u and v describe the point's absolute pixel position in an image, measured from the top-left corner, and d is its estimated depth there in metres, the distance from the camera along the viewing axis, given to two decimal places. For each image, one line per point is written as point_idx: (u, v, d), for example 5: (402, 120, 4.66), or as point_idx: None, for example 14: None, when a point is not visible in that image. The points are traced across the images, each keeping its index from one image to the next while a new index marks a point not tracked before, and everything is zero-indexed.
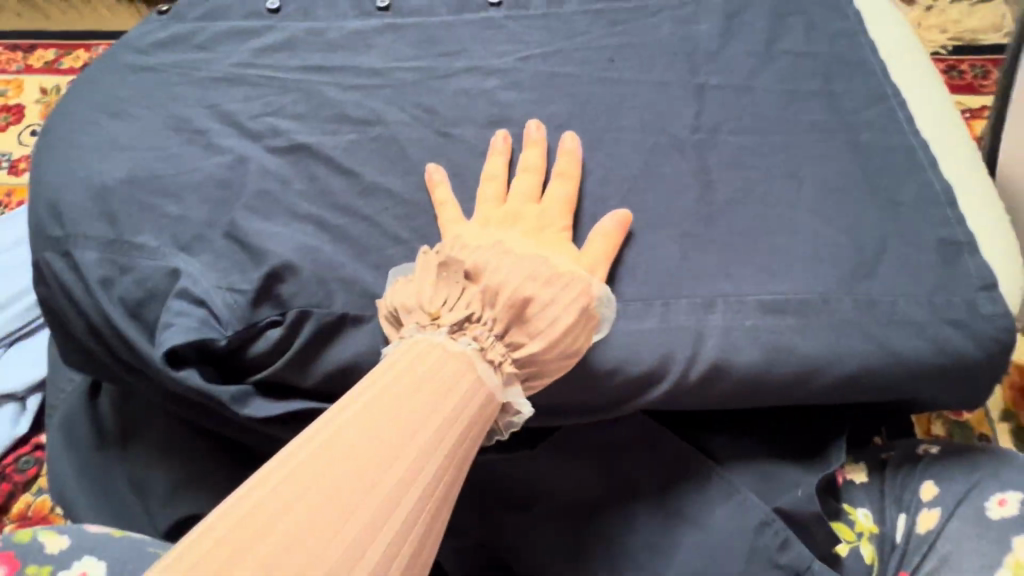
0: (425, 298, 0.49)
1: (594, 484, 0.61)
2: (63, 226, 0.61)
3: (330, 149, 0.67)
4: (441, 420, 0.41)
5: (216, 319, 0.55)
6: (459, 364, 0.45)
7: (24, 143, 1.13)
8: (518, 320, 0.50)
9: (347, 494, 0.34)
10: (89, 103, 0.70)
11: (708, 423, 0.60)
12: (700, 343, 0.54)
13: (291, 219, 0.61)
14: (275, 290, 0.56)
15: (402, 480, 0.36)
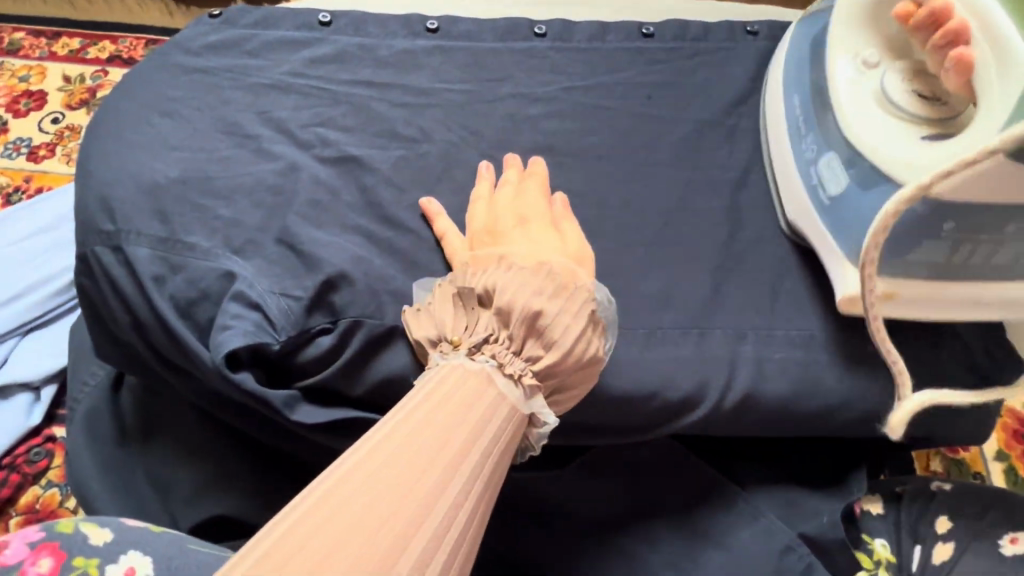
0: (445, 327, 0.49)
1: (618, 504, 0.63)
2: (115, 221, 0.61)
3: (379, 163, 0.69)
4: (468, 429, 0.39)
5: (270, 324, 0.56)
6: (482, 380, 0.43)
7: (45, 131, 1.12)
8: (534, 333, 0.48)
9: (377, 507, 0.31)
10: (138, 99, 0.70)
11: (734, 453, 0.64)
12: (736, 373, 0.57)
13: (341, 230, 0.63)
14: (329, 298, 0.57)
15: (433, 491, 0.34)
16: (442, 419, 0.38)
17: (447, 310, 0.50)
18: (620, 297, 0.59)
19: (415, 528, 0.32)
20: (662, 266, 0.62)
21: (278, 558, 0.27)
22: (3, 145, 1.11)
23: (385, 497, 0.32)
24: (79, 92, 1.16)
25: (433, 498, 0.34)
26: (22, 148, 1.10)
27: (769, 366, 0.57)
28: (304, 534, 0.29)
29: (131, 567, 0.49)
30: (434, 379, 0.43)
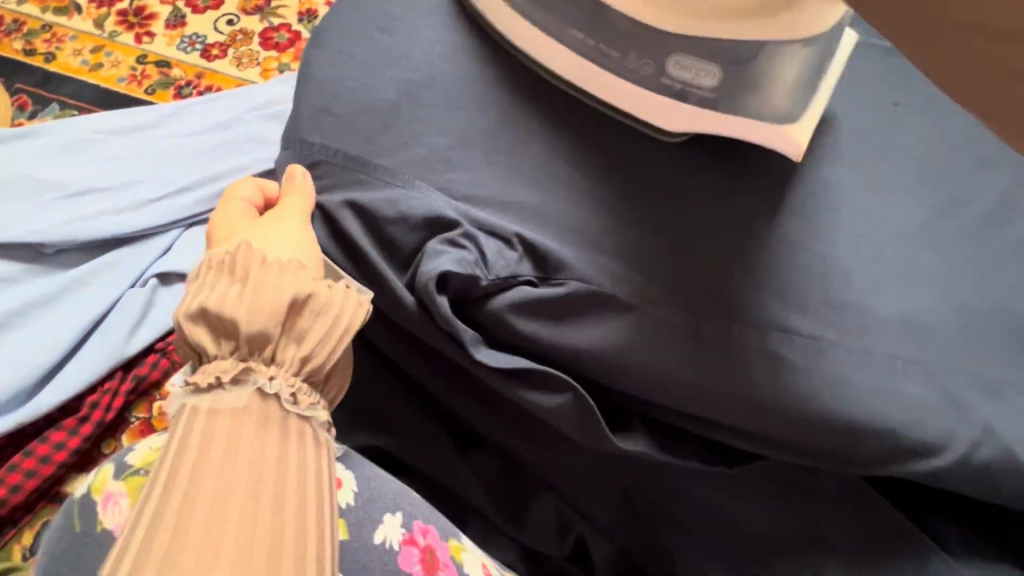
0: (204, 335, 0.45)
1: (793, 526, 0.58)
2: (337, 137, 0.60)
3: (598, 119, 0.61)
4: (273, 472, 0.40)
5: (483, 262, 0.54)
6: (258, 411, 0.43)
7: (220, 31, 1.13)
8: (257, 340, 0.45)
9: (227, 546, 0.36)
10: (363, 11, 0.67)
11: (931, 507, 0.58)
12: (982, 425, 0.51)
13: (557, 186, 0.58)
14: (543, 253, 0.55)
15: (255, 536, 0.37)
16: (239, 460, 0.40)
17: (203, 331, 0.45)
18: (860, 315, 0.53)
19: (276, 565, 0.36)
20: (908, 293, 0.55)
21: None
22: (180, 38, 1.12)
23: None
24: None
25: (272, 549, 0.37)
26: (197, 43, 1.11)
27: (1021, 426, 0.51)
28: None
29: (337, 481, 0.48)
30: (215, 420, 0.42)
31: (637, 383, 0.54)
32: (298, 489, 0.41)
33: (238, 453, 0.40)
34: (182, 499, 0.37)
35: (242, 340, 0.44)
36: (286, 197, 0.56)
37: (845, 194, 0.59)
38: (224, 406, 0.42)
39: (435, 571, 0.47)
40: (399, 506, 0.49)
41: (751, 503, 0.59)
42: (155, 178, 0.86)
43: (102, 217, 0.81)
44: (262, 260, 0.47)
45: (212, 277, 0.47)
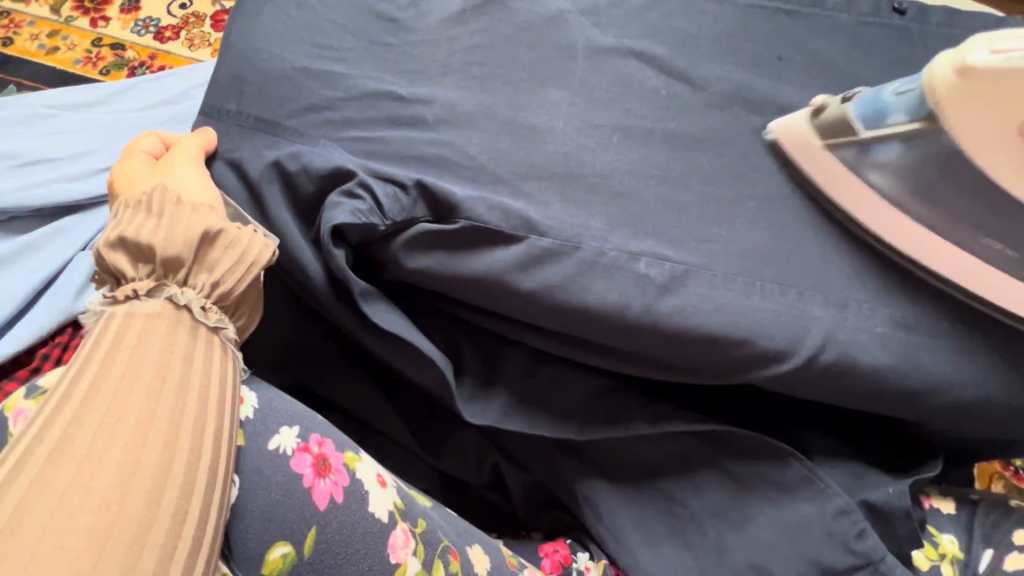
0: (122, 259, 0.49)
1: (681, 444, 0.64)
2: (249, 101, 0.65)
3: (495, 83, 0.67)
4: (181, 369, 0.45)
5: (378, 208, 0.57)
6: (171, 320, 0.47)
7: (173, 14, 1.17)
8: (170, 261, 0.48)
9: (130, 430, 0.40)
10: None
11: (802, 418, 0.65)
12: (831, 338, 0.56)
13: (452, 137, 0.63)
14: (437, 195, 0.58)
15: (157, 418, 0.41)
16: (150, 354, 0.44)
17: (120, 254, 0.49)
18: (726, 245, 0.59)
19: (173, 453, 0.41)
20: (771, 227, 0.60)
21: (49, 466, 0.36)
22: (134, 22, 1.16)
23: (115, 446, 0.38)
24: None
25: (172, 429, 0.42)
26: (151, 27, 1.16)
27: (871, 336, 0.57)
28: (87, 479, 0.37)
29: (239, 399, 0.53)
30: (131, 322, 0.46)
31: (526, 315, 0.58)
32: (201, 394, 0.45)
33: (148, 353, 0.44)
34: (93, 385, 0.41)
35: (157, 262, 0.48)
36: (183, 144, 0.61)
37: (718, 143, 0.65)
38: (136, 313, 0.46)
39: (326, 474, 0.50)
40: (296, 422, 0.53)
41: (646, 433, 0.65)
42: (102, 149, 0.90)
43: (50, 185, 0.85)
44: (176, 200, 0.52)
45: (129, 213, 0.51)
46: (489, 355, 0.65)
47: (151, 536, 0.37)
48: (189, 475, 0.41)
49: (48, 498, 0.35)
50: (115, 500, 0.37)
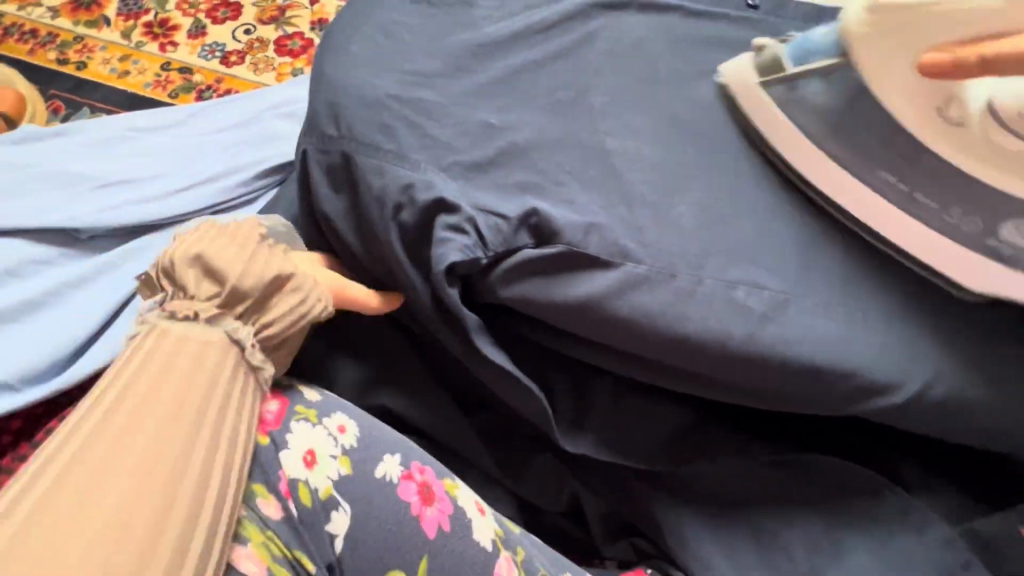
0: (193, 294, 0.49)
1: (770, 471, 0.63)
2: (340, 126, 0.64)
3: (583, 110, 0.68)
4: (196, 405, 0.44)
5: (478, 240, 0.57)
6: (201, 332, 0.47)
7: (238, 40, 1.20)
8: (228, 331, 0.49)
9: (148, 429, 0.41)
10: (365, 12, 0.73)
11: (893, 445, 0.65)
12: (933, 368, 0.56)
13: (547, 166, 0.64)
14: (538, 223, 0.58)
15: (169, 463, 0.41)
16: (164, 388, 0.43)
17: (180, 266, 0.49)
18: (828, 274, 0.59)
19: (182, 473, 0.41)
20: (868, 254, 0.61)
21: (59, 487, 0.37)
22: (201, 47, 1.20)
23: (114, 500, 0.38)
24: (271, 10, 1.23)
25: (180, 465, 0.42)
26: (217, 52, 1.19)
27: (975, 367, 0.57)
28: (57, 495, 0.37)
29: (342, 425, 0.52)
30: (183, 342, 0.46)
31: (619, 346, 0.58)
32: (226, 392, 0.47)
33: (175, 363, 0.45)
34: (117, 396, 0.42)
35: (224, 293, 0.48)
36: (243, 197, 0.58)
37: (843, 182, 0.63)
38: (189, 336, 0.47)
39: (432, 502, 0.50)
40: (397, 449, 0.52)
41: (730, 461, 0.64)
42: (183, 171, 0.91)
43: (131, 205, 0.85)
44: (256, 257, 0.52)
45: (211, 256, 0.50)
46: (576, 377, 0.66)
47: (129, 539, 0.37)
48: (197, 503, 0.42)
49: (64, 510, 0.36)
50: (116, 526, 0.37)
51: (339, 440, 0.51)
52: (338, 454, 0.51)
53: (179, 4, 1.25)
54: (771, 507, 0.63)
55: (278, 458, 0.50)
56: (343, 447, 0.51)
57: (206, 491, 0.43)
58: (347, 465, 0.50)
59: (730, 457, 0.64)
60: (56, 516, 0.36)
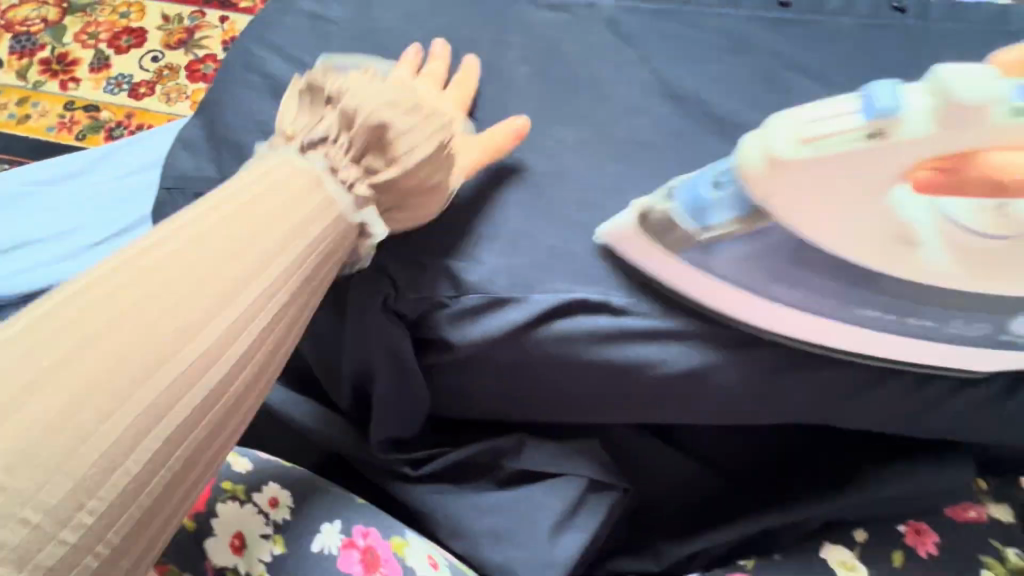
0: (291, 117, 0.52)
1: (708, 485, 0.69)
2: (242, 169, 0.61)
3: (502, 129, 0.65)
4: (275, 245, 0.44)
5: (428, 488, 0.63)
6: (301, 182, 0.47)
7: (146, 68, 1.13)
8: (376, 146, 0.49)
9: (202, 245, 0.41)
10: (258, 50, 0.68)
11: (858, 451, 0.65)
12: (874, 368, 0.55)
13: (466, 193, 0.61)
14: (471, 299, 0.56)
15: (236, 296, 0.41)
16: (242, 233, 0.43)
17: (298, 111, 0.52)
18: None
19: (192, 334, 0.39)
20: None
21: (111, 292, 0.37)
22: (106, 81, 1.12)
23: (111, 347, 0.36)
24: (178, 32, 1.16)
25: (231, 293, 0.41)
26: (124, 84, 1.12)
27: (916, 360, 0.55)
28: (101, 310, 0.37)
29: (274, 497, 0.55)
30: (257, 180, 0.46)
31: (550, 378, 0.59)
32: (292, 267, 0.45)
33: (248, 233, 0.43)
34: (197, 232, 0.42)
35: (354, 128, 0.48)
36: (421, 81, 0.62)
37: None
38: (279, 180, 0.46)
39: (375, 568, 0.53)
40: (336, 516, 0.55)
41: (680, 476, 0.69)
42: (94, 223, 0.87)
43: (45, 269, 0.83)
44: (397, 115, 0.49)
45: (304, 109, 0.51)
46: (507, 409, 0.64)
47: (152, 382, 0.37)
48: (215, 391, 0.40)
49: (93, 330, 0.36)
50: (128, 390, 0.36)
51: (271, 515, 0.54)
52: (271, 533, 0.53)
53: (78, 34, 1.17)
54: (718, 513, 0.68)
55: (207, 543, 0.52)
56: (275, 523, 0.53)
57: (226, 383, 0.41)
58: (281, 544, 0.53)
59: (678, 469, 0.69)
60: (86, 314, 0.36)
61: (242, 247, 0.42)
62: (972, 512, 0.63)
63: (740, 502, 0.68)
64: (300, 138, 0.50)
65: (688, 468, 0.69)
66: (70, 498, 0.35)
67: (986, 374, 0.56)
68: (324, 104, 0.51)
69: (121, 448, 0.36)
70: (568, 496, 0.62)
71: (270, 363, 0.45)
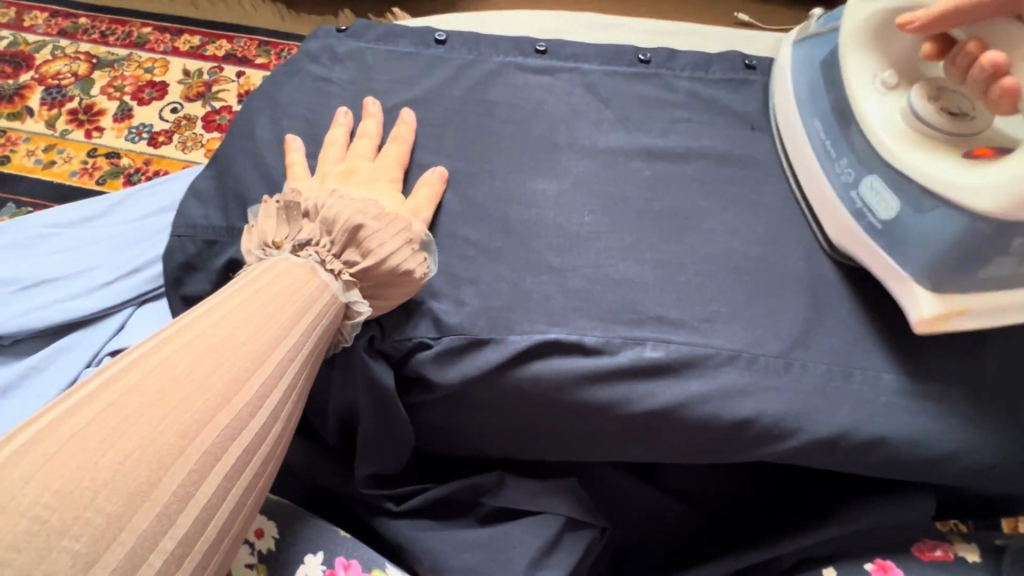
0: (271, 232, 0.56)
1: (686, 524, 0.72)
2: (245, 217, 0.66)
3: (486, 182, 0.70)
4: (290, 316, 0.48)
5: (408, 525, 0.64)
6: (302, 273, 0.52)
7: (165, 119, 1.21)
8: (352, 244, 0.55)
9: (224, 322, 0.44)
10: (266, 109, 0.75)
11: (832, 495, 0.66)
12: (832, 411, 0.58)
13: (451, 242, 0.66)
14: (450, 342, 0.60)
15: (261, 361, 0.44)
16: (263, 308, 0.47)
17: (271, 221, 0.56)
18: (725, 323, 0.62)
19: (228, 396, 0.41)
20: (757, 298, 0.63)
21: (151, 369, 0.39)
22: (127, 130, 1.20)
23: (161, 409, 0.37)
24: (197, 86, 1.25)
25: (257, 359, 0.44)
26: (144, 133, 1.20)
27: (869, 404, 0.58)
28: (144, 383, 0.38)
29: (259, 528, 0.58)
30: (259, 275, 0.50)
31: (525, 418, 0.62)
32: (302, 338, 0.48)
33: (259, 309, 0.47)
34: (215, 316, 0.45)
35: (336, 230, 0.55)
36: (359, 147, 0.68)
37: (778, 264, 0.65)
38: (277, 273, 0.51)
39: None
40: (319, 547, 0.58)
41: (661, 516, 0.71)
42: (107, 264, 0.92)
43: (59, 305, 0.88)
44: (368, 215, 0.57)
45: (281, 223, 0.56)
46: (485, 447, 0.67)
47: (198, 440, 0.38)
48: (251, 449, 0.42)
49: (140, 400, 0.37)
50: (177, 447, 0.37)
51: (256, 545, 0.58)
52: (255, 563, 0.57)
53: (105, 87, 1.26)
54: (697, 553, 0.70)
55: None
56: (261, 552, 0.57)
57: (259, 443, 0.42)
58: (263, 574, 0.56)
59: (660, 511, 0.71)
60: (130, 389, 0.37)
61: (258, 319, 0.46)
62: (938, 551, 0.63)
63: (720, 544, 0.70)
64: (285, 245, 0.55)
65: (669, 510, 0.71)
66: (135, 554, 0.34)
67: (945, 416, 0.59)
68: (299, 213, 0.56)
69: (174, 503, 0.36)
70: (544, 532, 0.63)
71: (288, 427, 0.46)
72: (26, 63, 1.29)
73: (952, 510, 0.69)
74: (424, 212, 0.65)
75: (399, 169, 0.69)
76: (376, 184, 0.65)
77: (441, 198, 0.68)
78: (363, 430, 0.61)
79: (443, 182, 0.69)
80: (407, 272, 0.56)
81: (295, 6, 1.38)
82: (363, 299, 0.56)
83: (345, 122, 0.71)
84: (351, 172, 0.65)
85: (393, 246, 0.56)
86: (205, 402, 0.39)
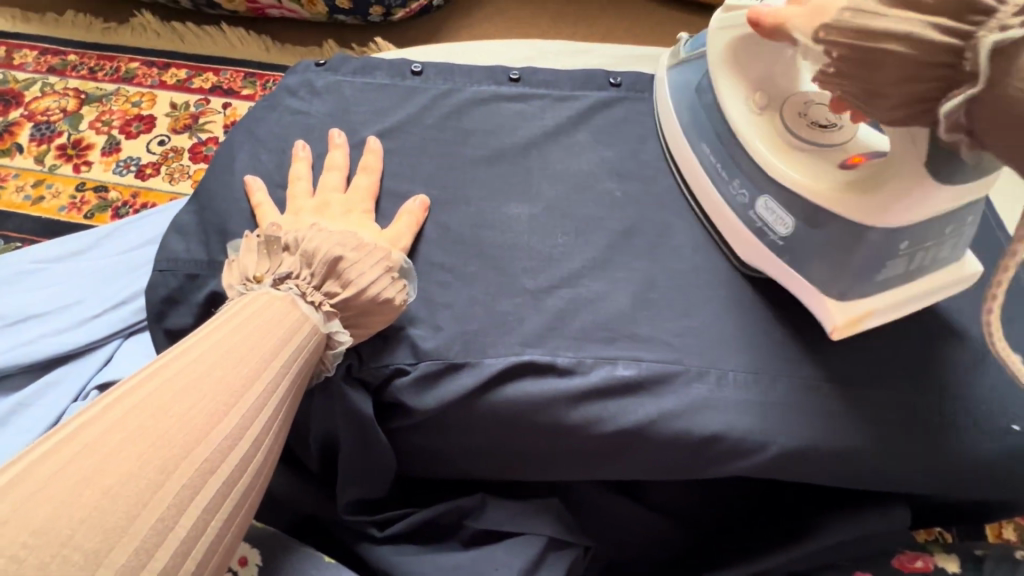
0: (252, 266, 0.57)
1: (669, 538, 0.72)
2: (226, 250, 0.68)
3: (461, 208, 0.72)
4: (271, 350, 0.49)
5: (392, 550, 0.65)
6: (283, 305, 0.53)
7: (152, 151, 1.23)
8: (333, 276, 0.56)
9: (204, 357, 0.45)
10: (247, 143, 0.77)
11: (809, 506, 0.67)
12: (802, 424, 0.59)
13: (427, 268, 0.68)
14: (429, 367, 0.61)
15: (241, 395, 0.45)
16: (244, 342, 0.48)
17: (253, 255, 0.58)
18: (696, 340, 0.63)
19: (207, 431, 0.42)
20: (727, 314, 0.65)
21: (131, 407, 0.40)
22: (115, 163, 1.22)
23: (140, 445, 0.38)
24: (184, 118, 1.27)
25: (237, 393, 0.45)
26: (131, 166, 1.22)
27: (837, 416, 0.60)
28: (123, 421, 0.39)
29: (242, 557, 0.59)
30: (239, 309, 0.52)
31: (503, 439, 0.63)
32: (282, 371, 0.49)
33: (239, 343, 0.48)
34: (195, 351, 0.46)
35: (317, 263, 0.56)
36: (328, 179, 0.71)
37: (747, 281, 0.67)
38: (257, 306, 0.52)
39: None
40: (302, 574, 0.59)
41: (644, 532, 0.72)
42: (94, 297, 0.93)
43: (46, 339, 0.89)
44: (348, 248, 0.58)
45: (263, 256, 0.57)
46: (466, 469, 0.68)
47: (176, 475, 0.39)
48: (228, 483, 0.42)
49: (119, 438, 0.38)
50: (156, 483, 0.38)
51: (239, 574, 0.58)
52: None
53: (93, 122, 1.28)
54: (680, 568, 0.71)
55: None
56: None
57: (237, 476, 0.43)
58: None
59: (642, 526, 0.71)
60: (109, 428, 0.38)
61: (238, 353, 0.47)
62: (920, 562, 0.64)
63: (703, 559, 0.71)
64: (267, 278, 0.56)
65: (652, 526, 0.71)
66: None
67: (911, 425, 0.60)
68: (279, 247, 0.58)
69: (152, 537, 0.37)
70: (526, 553, 0.63)
71: (267, 459, 0.47)
72: (16, 101, 1.31)
73: (930, 517, 0.70)
74: (404, 239, 0.67)
75: (371, 199, 0.71)
76: (349, 215, 0.67)
77: (421, 226, 0.70)
78: (345, 456, 0.62)
79: (424, 211, 0.70)
80: (389, 301, 0.58)
81: (279, 38, 1.41)
82: (344, 329, 0.58)
83: (304, 157, 0.73)
84: (324, 207, 0.67)
85: (375, 277, 0.58)
86: (183, 438, 0.40)
